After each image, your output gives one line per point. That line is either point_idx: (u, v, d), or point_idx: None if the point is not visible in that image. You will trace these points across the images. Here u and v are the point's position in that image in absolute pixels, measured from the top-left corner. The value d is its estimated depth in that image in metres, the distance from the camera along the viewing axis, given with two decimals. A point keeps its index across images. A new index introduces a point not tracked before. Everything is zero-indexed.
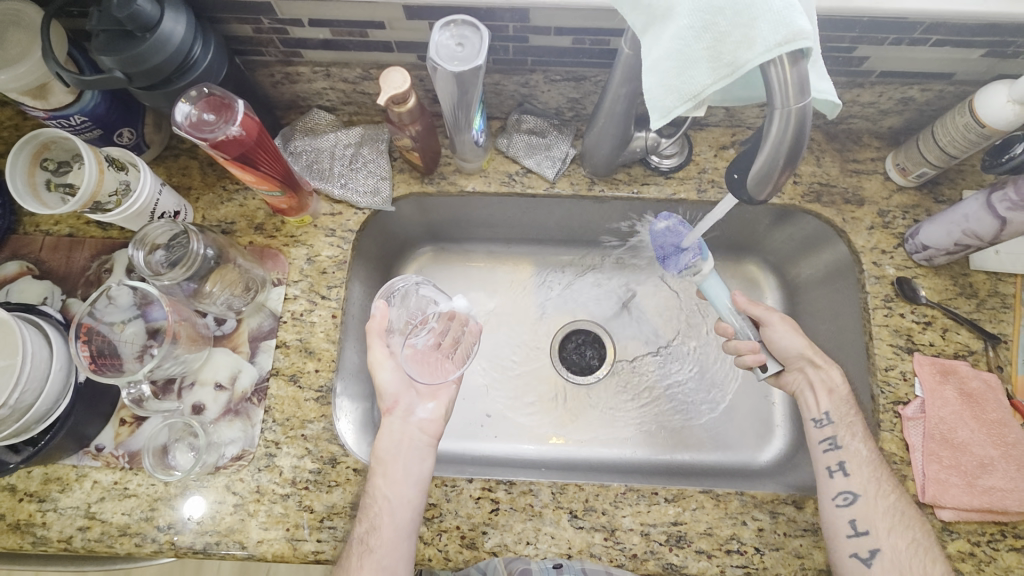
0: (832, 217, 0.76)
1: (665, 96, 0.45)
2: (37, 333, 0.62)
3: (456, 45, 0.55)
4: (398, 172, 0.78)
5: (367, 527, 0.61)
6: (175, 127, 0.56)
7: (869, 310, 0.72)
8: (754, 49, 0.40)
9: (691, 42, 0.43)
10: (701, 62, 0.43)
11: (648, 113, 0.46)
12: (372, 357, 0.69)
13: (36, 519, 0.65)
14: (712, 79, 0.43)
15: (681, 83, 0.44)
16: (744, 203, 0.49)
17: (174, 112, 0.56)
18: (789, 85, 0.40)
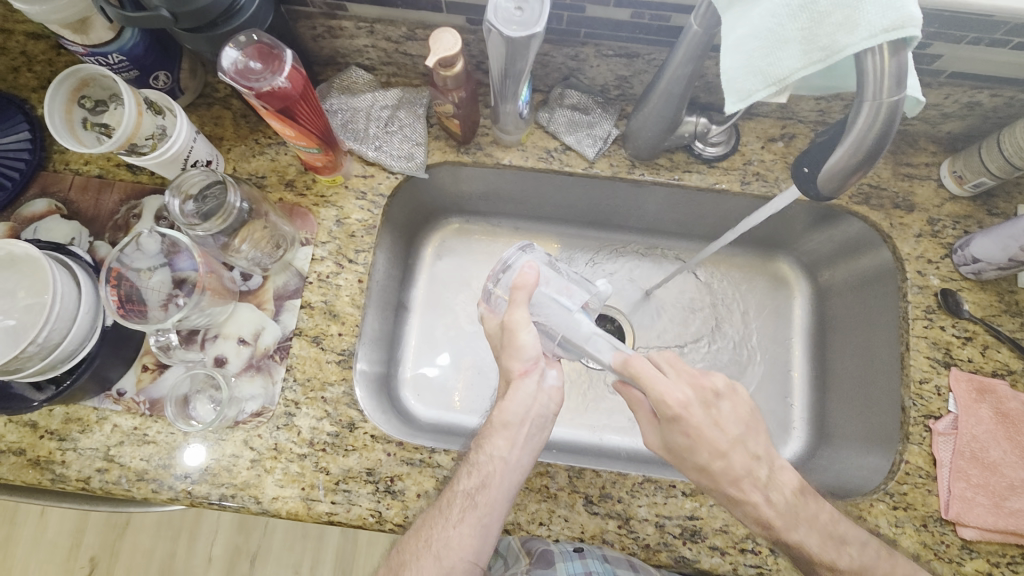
0: (879, 221, 0.73)
1: (747, 78, 0.43)
2: (66, 273, 0.61)
3: (516, 9, 0.52)
4: (435, 139, 0.75)
5: (473, 484, 0.61)
6: (220, 73, 0.54)
7: (908, 320, 0.70)
8: (855, 34, 0.38)
9: (784, 21, 0.41)
10: (792, 44, 0.41)
11: (726, 94, 0.44)
12: (514, 318, 0.63)
13: (56, 457, 0.65)
14: (801, 64, 0.41)
15: (766, 65, 0.42)
16: (815, 196, 0.48)
17: (221, 57, 0.54)
18: (885, 76, 0.38)
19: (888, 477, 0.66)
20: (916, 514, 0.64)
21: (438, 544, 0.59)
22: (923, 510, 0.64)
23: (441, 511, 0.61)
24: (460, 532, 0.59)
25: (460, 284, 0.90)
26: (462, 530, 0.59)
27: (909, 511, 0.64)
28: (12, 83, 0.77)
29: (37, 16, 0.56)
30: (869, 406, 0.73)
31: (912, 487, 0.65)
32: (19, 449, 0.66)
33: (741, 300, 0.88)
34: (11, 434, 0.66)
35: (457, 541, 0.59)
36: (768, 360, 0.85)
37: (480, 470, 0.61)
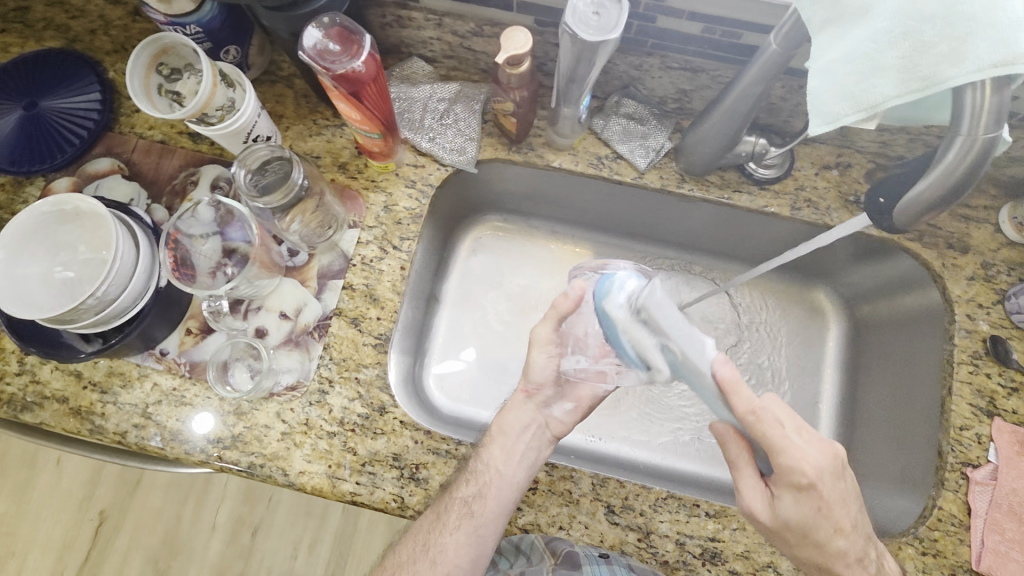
0: (931, 260, 0.72)
1: (837, 101, 0.43)
2: (128, 232, 0.63)
3: (593, 14, 0.52)
4: (488, 135, 0.76)
5: (474, 483, 0.64)
6: (301, 52, 0.55)
7: (952, 364, 0.69)
8: (960, 67, 0.37)
9: (884, 47, 0.40)
10: (888, 72, 0.40)
11: (812, 115, 0.44)
12: (538, 331, 0.67)
13: (96, 408, 0.67)
14: (896, 92, 0.40)
15: (859, 90, 0.41)
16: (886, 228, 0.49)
17: (304, 36, 0.55)
18: (984, 112, 0.38)
19: (918, 521, 0.65)
20: (946, 563, 0.62)
21: (435, 550, 0.64)
22: (953, 559, 0.63)
23: (435, 516, 0.64)
24: (455, 540, 0.63)
25: (494, 282, 0.91)
26: (457, 537, 0.63)
27: (939, 559, 0.62)
28: (88, 45, 0.79)
29: None
30: (902, 449, 0.72)
31: (943, 534, 0.63)
32: (62, 397, 0.68)
33: (774, 325, 0.87)
34: (56, 382, 0.68)
35: (451, 549, 0.63)
36: (797, 388, 0.84)
37: (482, 482, 0.64)
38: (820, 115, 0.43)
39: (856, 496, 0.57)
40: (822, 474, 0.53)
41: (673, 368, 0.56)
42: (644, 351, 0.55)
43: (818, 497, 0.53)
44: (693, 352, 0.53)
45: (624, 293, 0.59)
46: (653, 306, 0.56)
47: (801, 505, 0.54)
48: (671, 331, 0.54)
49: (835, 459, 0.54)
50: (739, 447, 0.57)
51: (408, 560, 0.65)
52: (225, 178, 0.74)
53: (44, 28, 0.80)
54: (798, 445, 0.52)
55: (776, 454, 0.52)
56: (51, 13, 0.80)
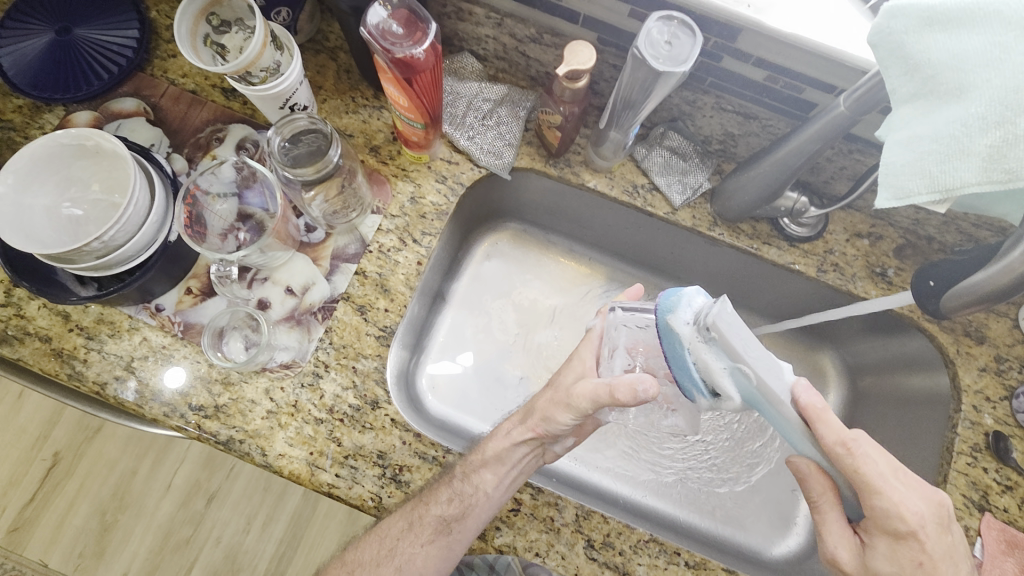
0: (946, 344, 0.72)
1: (911, 177, 0.43)
2: (146, 179, 0.61)
3: (665, 42, 0.51)
4: (527, 144, 0.74)
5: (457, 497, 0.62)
6: (362, 27, 0.53)
7: (951, 452, 0.68)
8: None
9: (974, 133, 0.40)
10: (975, 157, 0.40)
11: (884, 187, 0.44)
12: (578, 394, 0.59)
13: (79, 353, 0.65)
14: (976, 179, 0.40)
15: (938, 171, 0.41)
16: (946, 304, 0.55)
17: (368, 13, 0.53)
18: None
19: None
20: None
21: (403, 557, 0.63)
22: None
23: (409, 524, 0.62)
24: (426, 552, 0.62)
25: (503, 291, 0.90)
26: (429, 550, 0.62)
27: None
28: None
29: None
30: None
31: None
32: (45, 336, 0.65)
33: None
34: (41, 319, 0.65)
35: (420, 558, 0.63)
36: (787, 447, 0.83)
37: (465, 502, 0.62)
38: (891, 189, 0.44)
39: (964, 556, 0.54)
40: (923, 522, 0.51)
41: (747, 398, 0.50)
42: (714, 377, 0.49)
43: (920, 550, 0.51)
44: (772, 380, 0.49)
45: (689, 309, 0.50)
46: (726, 328, 0.47)
47: (897, 558, 0.52)
48: (748, 359, 0.47)
49: (938, 509, 0.52)
50: (823, 486, 0.56)
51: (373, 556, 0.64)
52: (252, 142, 0.72)
53: None
54: (899, 490, 0.50)
55: (871, 496, 0.51)
56: None
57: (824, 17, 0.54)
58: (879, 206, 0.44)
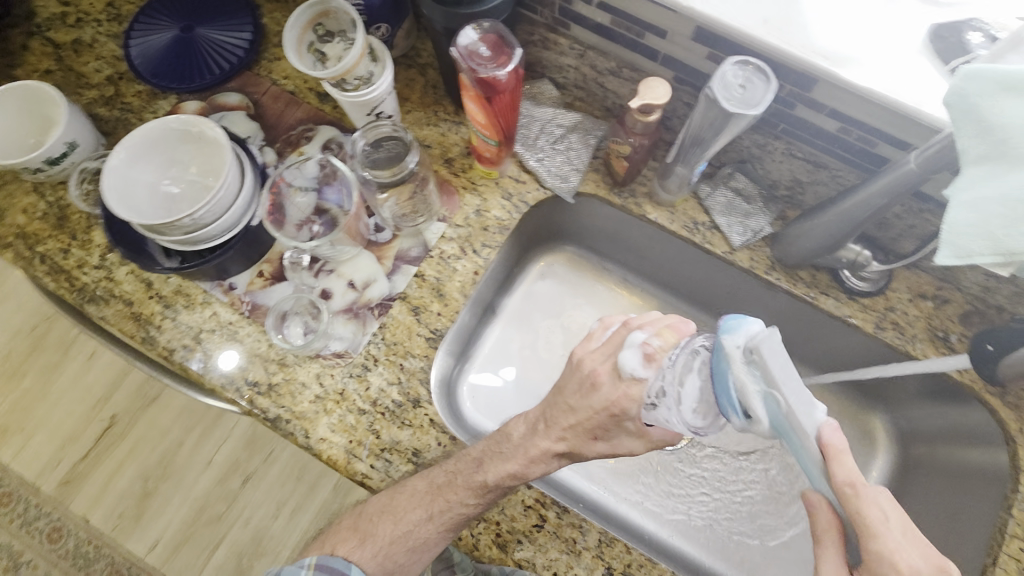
0: (1010, 420, 0.68)
1: (973, 238, 0.42)
2: (239, 167, 0.67)
3: (740, 85, 0.53)
4: (594, 171, 0.76)
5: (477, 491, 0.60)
6: (453, 48, 0.57)
7: (1005, 535, 0.64)
8: None
9: None
10: None
11: (944, 245, 0.43)
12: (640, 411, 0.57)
13: (155, 319, 0.70)
14: None
15: (1002, 234, 0.41)
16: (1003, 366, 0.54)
17: (459, 34, 0.57)
18: None
19: None
20: None
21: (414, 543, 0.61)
22: None
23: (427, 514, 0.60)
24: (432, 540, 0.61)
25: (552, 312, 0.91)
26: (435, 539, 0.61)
27: None
28: None
29: None
30: None
31: None
32: (127, 300, 0.71)
33: None
34: (127, 284, 0.71)
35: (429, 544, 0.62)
36: None
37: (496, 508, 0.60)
38: (951, 248, 0.43)
39: None
40: None
41: (777, 428, 0.47)
42: (747, 401, 0.46)
43: None
44: (807, 414, 0.46)
45: (745, 332, 0.48)
46: (773, 355, 0.45)
47: None
48: (788, 388, 0.45)
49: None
50: (829, 523, 0.50)
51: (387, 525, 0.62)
52: (337, 143, 0.77)
53: None
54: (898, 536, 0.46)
55: (867, 536, 0.46)
56: None
57: (907, 73, 0.54)
58: (939, 264, 0.43)
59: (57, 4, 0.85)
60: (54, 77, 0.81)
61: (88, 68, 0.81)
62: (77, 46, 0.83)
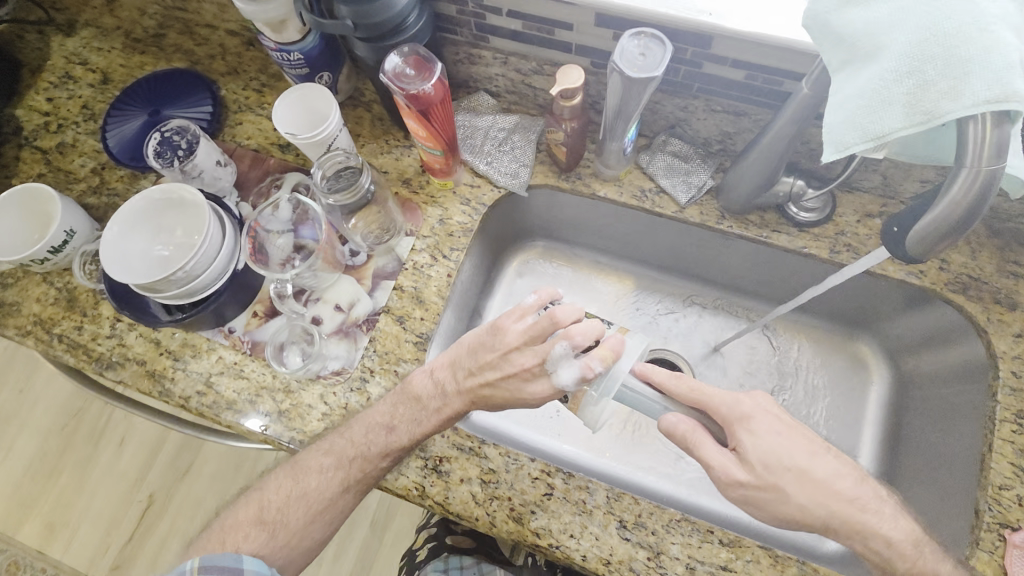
0: (975, 313, 0.71)
1: (844, 131, 0.43)
2: (219, 221, 0.73)
3: (639, 54, 0.59)
4: (540, 163, 0.82)
5: (350, 481, 0.67)
6: (381, 74, 0.64)
7: (993, 421, 0.67)
8: (958, 101, 0.39)
9: (889, 84, 0.41)
10: (896, 106, 0.41)
11: (825, 145, 0.45)
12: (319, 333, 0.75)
13: (168, 372, 0.76)
14: (901, 125, 0.41)
15: (868, 121, 0.42)
16: (901, 257, 0.49)
17: (385, 61, 0.64)
18: (986, 145, 0.39)
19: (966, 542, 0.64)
20: None
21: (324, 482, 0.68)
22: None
23: (258, 507, 0.69)
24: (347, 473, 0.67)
25: None
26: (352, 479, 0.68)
27: None
28: (207, 67, 0.94)
29: (250, 14, 0.68)
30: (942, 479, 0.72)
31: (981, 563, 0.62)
32: (140, 360, 0.77)
33: (812, 372, 0.88)
34: (138, 346, 0.77)
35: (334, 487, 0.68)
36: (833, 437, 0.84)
37: (320, 500, 0.67)
38: (829, 144, 0.44)
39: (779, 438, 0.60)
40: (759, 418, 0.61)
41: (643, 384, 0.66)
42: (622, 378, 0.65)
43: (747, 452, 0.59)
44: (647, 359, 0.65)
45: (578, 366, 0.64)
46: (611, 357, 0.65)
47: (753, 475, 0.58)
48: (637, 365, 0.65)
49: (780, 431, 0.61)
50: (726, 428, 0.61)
51: (241, 524, 0.68)
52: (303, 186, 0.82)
53: (174, 52, 0.95)
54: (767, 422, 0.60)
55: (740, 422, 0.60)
56: (181, 40, 0.96)
57: (781, 14, 0.60)
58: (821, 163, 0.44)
59: (39, 115, 0.93)
60: (45, 179, 0.88)
61: (74, 165, 0.89)
62: (62, 148, 0.90)
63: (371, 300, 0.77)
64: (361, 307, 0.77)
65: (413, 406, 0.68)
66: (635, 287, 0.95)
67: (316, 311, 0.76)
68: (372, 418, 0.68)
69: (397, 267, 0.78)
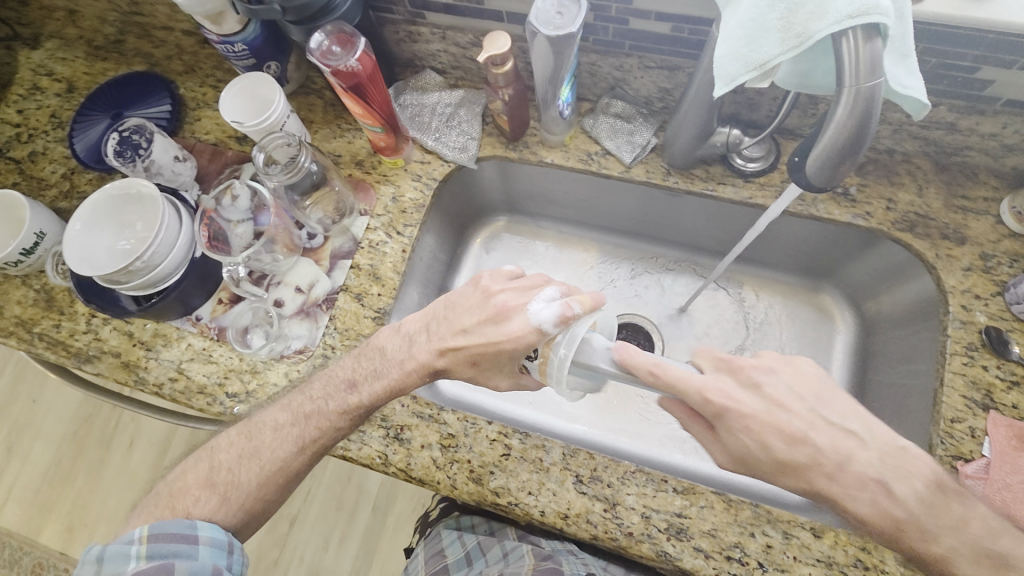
0: (924, 250, 0.71)
1: (730, 63, 0.48)
2: (174, 210, 0.75)
3: (556, 13, 0.60)
4: (488, 135, 0.83)
5: (307, 440, 0.64)
6: (309, 54, 0.66)
7: (945, 354, 0.67)
8: (823, 21, 0.43)
9: (764, 11, 0.45)
10: (772, 32, 0.45)
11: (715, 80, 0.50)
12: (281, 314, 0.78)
13: (141, 362, 0.79)
14: (779, 50, 0.45)
15: (747, 50, 0.47)
16: (803, 185, 0.53)
17: (310, 41, 0.66)
18: (860, 62, 0.43)
19: None
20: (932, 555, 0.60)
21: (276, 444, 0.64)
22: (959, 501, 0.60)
23: (208, 470, 0.64)
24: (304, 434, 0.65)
25: None
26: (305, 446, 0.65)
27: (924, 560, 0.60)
28: (166, 68, 0.96)
29: (186, 7, 0.70)
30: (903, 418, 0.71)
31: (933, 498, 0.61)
32: (115, 352, 0.80)
33: (779, 325, 0.88)
34: (112, 339, 0.81)
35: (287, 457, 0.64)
36: None
37: (273, 461, 0.63)
38: (718, 78, 0.49)
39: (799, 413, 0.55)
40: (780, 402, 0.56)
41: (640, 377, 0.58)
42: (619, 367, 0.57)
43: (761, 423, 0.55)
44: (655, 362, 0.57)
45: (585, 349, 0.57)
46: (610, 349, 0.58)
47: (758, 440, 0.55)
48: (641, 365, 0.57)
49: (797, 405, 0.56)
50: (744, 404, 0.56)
51: (191, 489, 0.63)
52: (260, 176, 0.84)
53: (134, 57, 0.98)
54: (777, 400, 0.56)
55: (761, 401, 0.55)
56: (140, 45, 0.99)
57: None
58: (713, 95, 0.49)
59: (10, 127, 0.97)
60: (19, 187, 0.92)
61: (46, 172, 0.92)
62: (33, 156, 0.94)
63: (329, 280, 0.79)
64: (320, 287, 0.79)
65: (377, 358, 0.66)
66: (601, 253, 0.96)
67: (277, 293, 0.79)
68: (336, 373, 0.66)
69: (352, 246, 0.80)
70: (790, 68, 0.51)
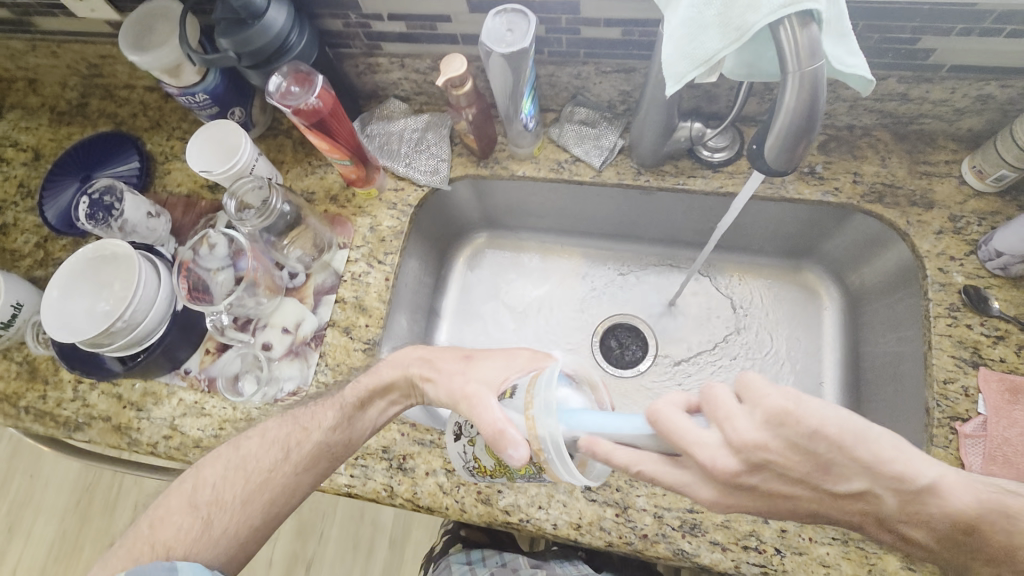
0: (895, 219, 0.72)
1: (678, 63, 0.50)
2: (151, 266, 0.75)
3: (506, 30, 0.62)
4: (458, 156, 0.84)
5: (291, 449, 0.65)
6: (268, 97, 0.67)
7: (929, 318, 0.68)
8: (759, 12, 0.45)
9: (702, 9, 0.48)
10: (712, 28, 0.48)
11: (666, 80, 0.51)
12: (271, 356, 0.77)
13: (133, 424, 0.77)
14: (722, 44, 0.48)
15: (693, 48, 0.49)
16: (764, 170, 0.55)
17: (269, 84, 0.67)
18: (801, 47, 0.45)
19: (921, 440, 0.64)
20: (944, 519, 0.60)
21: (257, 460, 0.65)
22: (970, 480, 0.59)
23: (190, 492, 0.64)
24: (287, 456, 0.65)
25: (489, 295, 0.95)
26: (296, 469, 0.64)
27: None
28: (131, 125, 0.96)
29: (143, 64, 0.72)
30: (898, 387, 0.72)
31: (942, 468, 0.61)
32: (106, 416, 0.78)
33: (767, 308, 0.89)
34: (101, 404, 0.79)
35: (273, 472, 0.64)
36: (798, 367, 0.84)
37: (259, 473, 0.64)
38: (670, 78, 0.50)
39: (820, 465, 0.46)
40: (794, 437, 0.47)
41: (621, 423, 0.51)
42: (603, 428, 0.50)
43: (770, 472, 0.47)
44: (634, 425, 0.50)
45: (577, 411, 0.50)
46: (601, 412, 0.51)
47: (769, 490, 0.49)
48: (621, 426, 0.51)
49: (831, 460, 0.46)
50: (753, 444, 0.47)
51: (172, 512, 0.63)
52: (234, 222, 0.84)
53: (97, 118, 0.98)
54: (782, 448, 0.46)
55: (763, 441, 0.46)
56: (103, 105, 0.99)
57: None
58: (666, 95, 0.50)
59: None
60: None
61: (18, 243, 0.91)
62: (4, 229, 0.93)
63: (315, 317, 0.79)
64: (306, 325, 0.78)
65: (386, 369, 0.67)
66: (585, 259, 0.96)
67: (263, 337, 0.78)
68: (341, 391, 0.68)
69: (335, 280, 0.80)
70: (737, 61, 0.53)
